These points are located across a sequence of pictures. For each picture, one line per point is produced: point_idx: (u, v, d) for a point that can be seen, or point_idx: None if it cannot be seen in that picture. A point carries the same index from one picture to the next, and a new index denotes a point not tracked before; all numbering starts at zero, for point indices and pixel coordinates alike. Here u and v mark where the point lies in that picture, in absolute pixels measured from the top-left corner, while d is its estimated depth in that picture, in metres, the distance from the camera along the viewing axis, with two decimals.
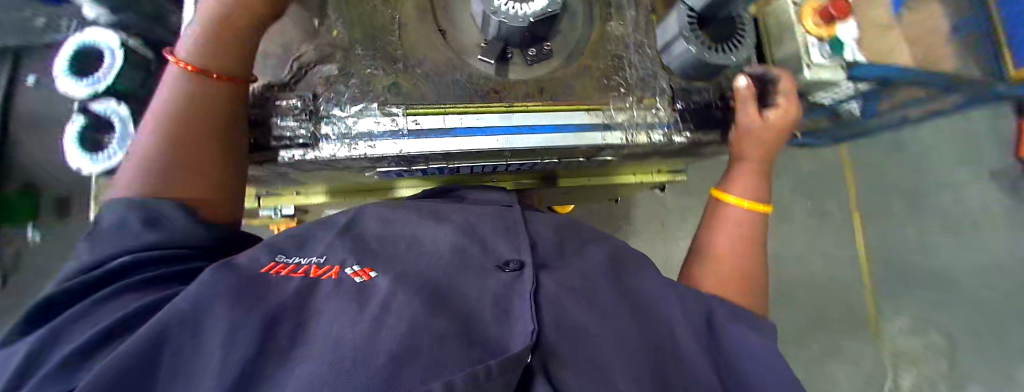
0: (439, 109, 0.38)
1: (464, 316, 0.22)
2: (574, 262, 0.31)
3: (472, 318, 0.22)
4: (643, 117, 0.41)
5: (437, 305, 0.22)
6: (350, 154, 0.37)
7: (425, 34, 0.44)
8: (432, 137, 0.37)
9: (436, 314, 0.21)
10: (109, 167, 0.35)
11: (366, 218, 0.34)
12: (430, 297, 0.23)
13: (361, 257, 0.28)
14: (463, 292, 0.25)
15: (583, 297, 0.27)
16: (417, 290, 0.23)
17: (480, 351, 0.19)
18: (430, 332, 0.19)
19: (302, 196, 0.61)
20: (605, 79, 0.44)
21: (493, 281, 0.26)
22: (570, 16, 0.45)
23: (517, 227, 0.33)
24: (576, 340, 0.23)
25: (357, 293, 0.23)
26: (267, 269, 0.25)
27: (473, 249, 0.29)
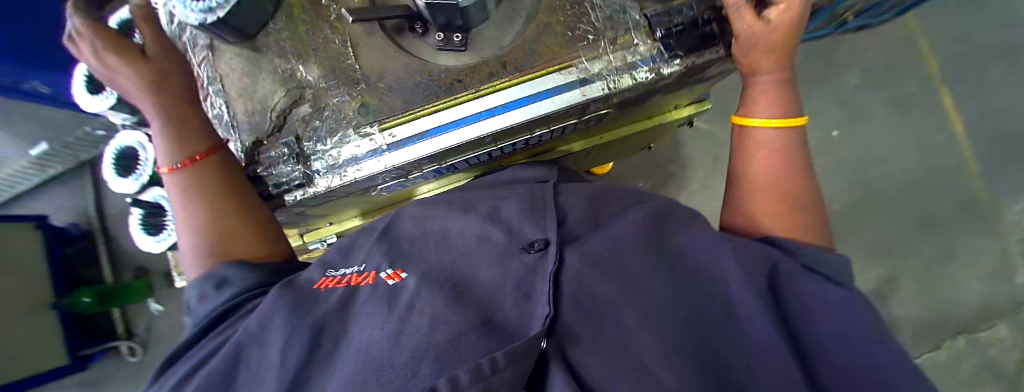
0: (410, 115, 0.40)
1: (485, 304, 0.23)
2: (607, 231, 0.30)
3: (492, 305, 0.23)
4: (620, 59, 0.39)
5: (459, 298, 0.23)
6: (342, 181, 0.42)
7: (378, 43, 0.42)
8: (411, 144, 0.40)
9: (457, 308, 0.22)
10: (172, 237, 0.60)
11: (400, 221, 0.36)
12: (453, 291, 0.24)
13: (394, 260, 0.29)
14: (483, 279, 0.25)
15: (614, 268, 0.26)
16: (440, 285, 0.24)
17: (498, 335, 0.20)
18: (449, 325, 0.20)
19: (337, 223, 0.66)
20: (569, 30, 0.40)
21: (519, 262, 0.26)
22: None
23: (544, 202, 0.33)
24: (596, 313, 0.23)
25: (390, 296, 0.24)
26: (319, 284, 0.28)
27: (499, 235, 0.29)
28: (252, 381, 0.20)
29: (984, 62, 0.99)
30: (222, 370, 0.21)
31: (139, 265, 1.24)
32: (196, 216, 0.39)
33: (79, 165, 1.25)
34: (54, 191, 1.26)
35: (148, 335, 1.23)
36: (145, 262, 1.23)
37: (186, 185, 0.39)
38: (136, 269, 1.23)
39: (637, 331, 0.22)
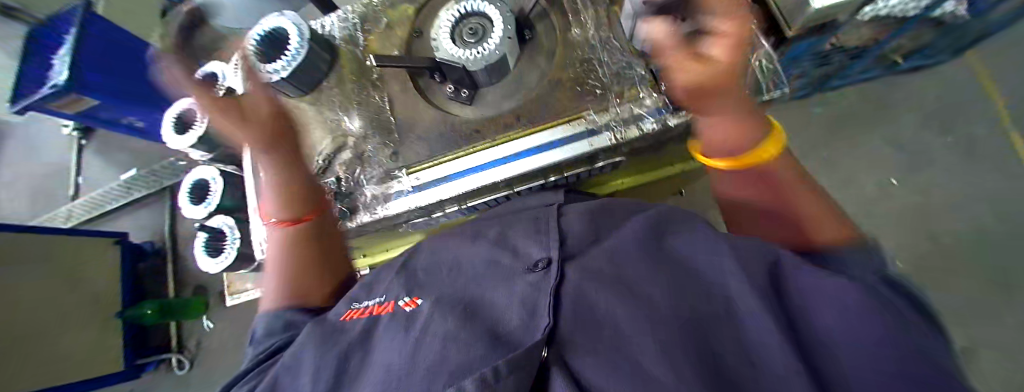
0: (434, 162, 0.49)
1: (491, 323, 0.23)
2: (609, 243, 0.29)
3: (499, 325, 0.23)
4: (627, 112, 0.44)
5: (469, 316, 0.24)
6: (373, 216, 0.52)
7: (416, 102, 0.52)
8: (435, 185, 0.49)
9: (465, 326, 0.23)
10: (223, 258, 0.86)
11: (419, 253, 0.38)
12: (463, 311, 0.25)
13: (411, 289, 0.31)
14: (492, 300, 0.26)
15: (612, 278, 0.25)
16: (451, 308, 0.25)
17: (503, 348, 0.21)
18: (460, 342, 0.21)
19: (368, 256, 0.70)
20: (578, 84, 0.47)
21: (523, 282, 0.27)
22: (530, 46, 0.50)
23: (547, 224, 0.34)
24: (593, 324, 0.22)
25: (406, 320, 0.26)
26: (345, 317, 0.31)
27: (505, 258, 0.30)
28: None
29: None
30: None
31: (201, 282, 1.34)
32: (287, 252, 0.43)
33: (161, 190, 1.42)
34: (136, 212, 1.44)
35: (196, 351, 1.30)
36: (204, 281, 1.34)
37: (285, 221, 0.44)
38: (196, 287, 1.35)
39: (636, 334, 0.20)
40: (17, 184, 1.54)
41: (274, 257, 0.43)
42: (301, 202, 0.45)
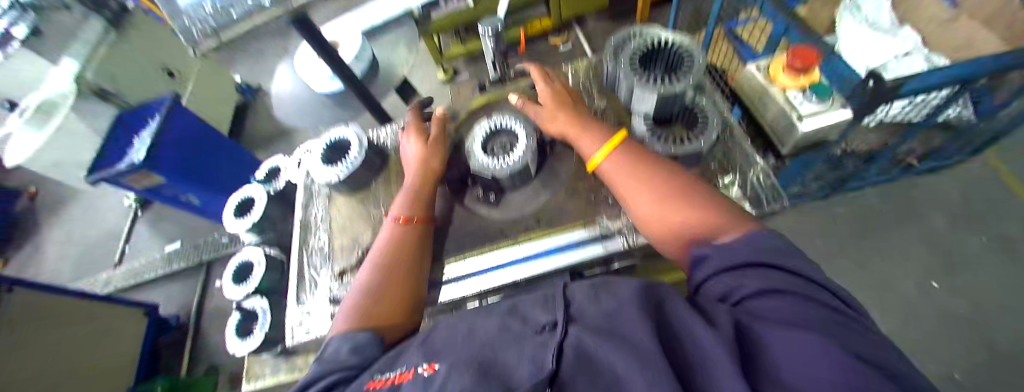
0: (467, 257, 0.59)
1: (503, 377, 0.27)
2: (606, 300, 0.33)
3: (511, 380, 0.26)
4: (630, 222, 0.56)
5: (485, 373, 0.27)
6: None
7: (451, 206, 0.65)
8: (469, 275, 0.58)
9: (481, 380, 0.26)
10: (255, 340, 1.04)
11: (439, 324, 0.40)
12: (478, 369, 0.28)
13: (430, 356, 0.33)
14: (505, 359, 0.29)
15: (608, 333, 0.28)
16: (467, 366, 0.28)
17: None
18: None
19: None
20: (592, 193, 0.60)
21: (532, 344, 0.30)
22: (552, 167, 0.64)
23: (554, 295, 0.38)
24: (593, 374, 0.26)
25: (425, 381, 0.29)
26: (370, 385, 0.31)
27: (516, 324, 0.34)
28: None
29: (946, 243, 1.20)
30: None
31: None
32: (387, 257, 0.51)
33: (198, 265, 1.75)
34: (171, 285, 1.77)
35: None
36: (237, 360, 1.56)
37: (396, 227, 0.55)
38: None
39: (628, 375, 0.24)
40: (109, 257, 1.92)
41: (377, 250, 0.53)
42: (418, 209, 0.57)
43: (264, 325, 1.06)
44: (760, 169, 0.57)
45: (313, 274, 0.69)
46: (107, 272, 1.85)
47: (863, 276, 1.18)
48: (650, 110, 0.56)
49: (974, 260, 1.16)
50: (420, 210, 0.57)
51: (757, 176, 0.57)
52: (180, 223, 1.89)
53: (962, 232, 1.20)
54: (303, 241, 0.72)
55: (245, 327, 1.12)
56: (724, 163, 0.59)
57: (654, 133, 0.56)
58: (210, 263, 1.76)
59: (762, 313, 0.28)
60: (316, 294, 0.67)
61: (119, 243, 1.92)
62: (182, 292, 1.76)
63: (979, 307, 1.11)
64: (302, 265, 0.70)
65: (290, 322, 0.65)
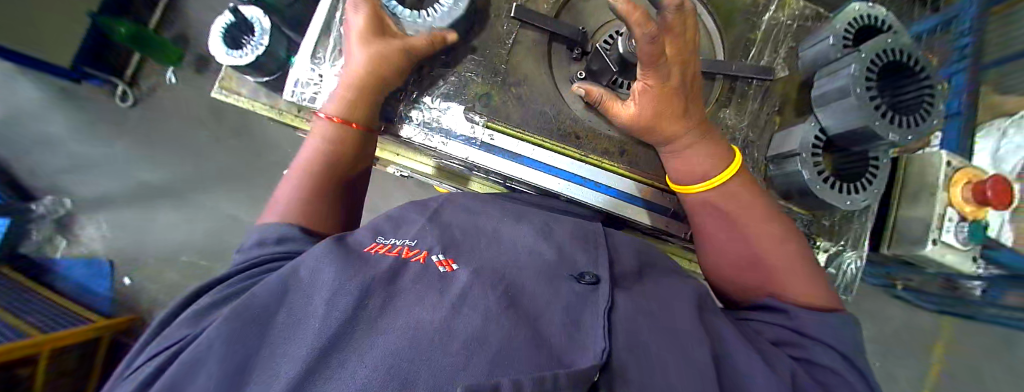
0: (517, 134, 0.47)
1: (534, 317, 0.22)
2: (656, 291, 0.29)
3: (540, 320, 0.21)
4: None
5: (512, 301, 0.22)
6: (426, 141, 0.47)
7: (540, 67, 0.49)
8: (501, 155, 0.46)
9: (510, 311, 0.21)
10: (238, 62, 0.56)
11: (453, 210, 0.34)
12: (506, 293, 0.22)
13: (448, 247, 0.27)
14: (533, 290, 0.24)
15: (660, 326, 0.25)
16: (493, 285, 0.23)
17: (548, 356, 0.19)
18: (503, 326, 0.19)
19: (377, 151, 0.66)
20: None
21: (568, 288, 0.25)
22: None
23: (597, 240, 0.33)
24: (643, 358, 0.22)
25: (439, 281, 0.23)
26: (370, 248, 0.26)
27: (550, 254, 0.28)
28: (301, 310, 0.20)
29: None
30: None
31: (184, 33, 1.21)
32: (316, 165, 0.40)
33: None
34: None
35: (149, 95, 1.22)
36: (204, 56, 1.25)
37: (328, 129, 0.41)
38: (179, 36, 1.21)
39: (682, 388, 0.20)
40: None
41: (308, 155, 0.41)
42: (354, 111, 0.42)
43: (260, 47, 0.57)
44: (856, 258, 0.50)
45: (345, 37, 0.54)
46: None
47: None
48: (832, 129, 0.43)
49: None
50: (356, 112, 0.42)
51: (848, 262, 0.50)
52: None
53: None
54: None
55: (233, 38, 0.61)
56: (836, 226, 0.51)
57: (817, 159, 0.43)
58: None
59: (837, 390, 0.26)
60: (333, 68, 0.54)
61: None
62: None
63: None
64: (332, 16, 0.55)
65: (297, 73, 0.53)
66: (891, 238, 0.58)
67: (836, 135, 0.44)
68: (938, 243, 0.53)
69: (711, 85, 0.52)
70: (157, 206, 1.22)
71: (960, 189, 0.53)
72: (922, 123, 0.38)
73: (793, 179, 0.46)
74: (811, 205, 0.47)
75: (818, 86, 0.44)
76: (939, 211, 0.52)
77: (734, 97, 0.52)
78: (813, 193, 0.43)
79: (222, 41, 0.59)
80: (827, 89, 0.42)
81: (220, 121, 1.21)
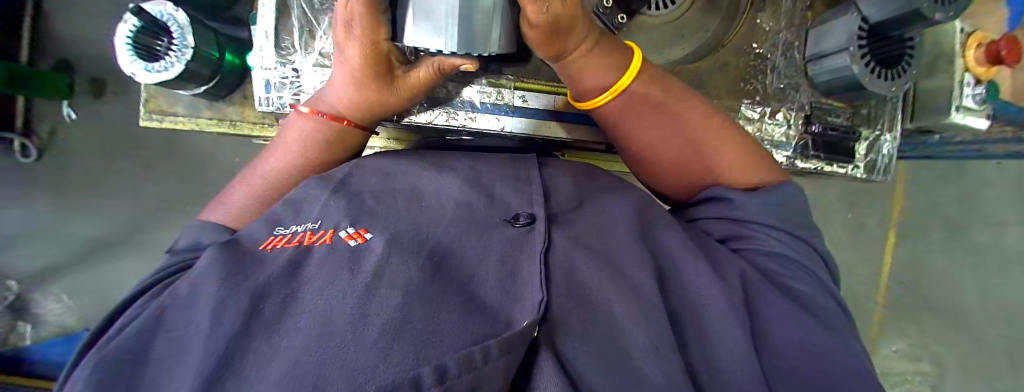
0: (546, 88, 0.48)
1: (464, 281, 0.20)
2: (595, 215, 0.28)
3: (472, 282, 0.20)
4: (766, 131, 0.53)
5: (438, 270, 0.20)
6: (450, 120, 0.47)
7: None
8: (536, 113, 0.48)
9: (435, 280, 0.19)
10: (170, 76, 0.52)
11: (362, 174, 0.30)
12: (431, 262, 0.21)
13: (359, 216, 0.24)
14: (462, 249, 0.23)
15: (600, 254, 0.24)
16: (414, 254, 0.21)
17: (482, 319, 0.18)
18: (428, 300, 0.18)
19: None
20: (741, 82, 0.54)
21: (500, 235, 0.24)
22: (704, 31, 0.54)
23: (527, 176, 0.31)
24: (584, 298, 0.21)
25: (350, 259, 0.20)
26: (266, 244, 0.22)
27: (480, 203, 0.27)
28: (177, 344, 0.17)
29: (946, 229, 1.09)
30: (134, 344, 0.18)
31: (61, 56, 1.04)
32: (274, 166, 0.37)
33: None
34: None
35: (48, 141, 1.08)
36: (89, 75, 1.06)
37: (302, 128, 0.37)
38: (58, 60, 1.04)
39: (629, 323, 0.20)
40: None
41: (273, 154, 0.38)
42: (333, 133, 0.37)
43: (187, 50, 0.52)
44: (890, 140, 0.56)
45: (313, 14, 0.47)
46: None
47: (841, 246, 1.12)
48: (873, 17, 0.44)
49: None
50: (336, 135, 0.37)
51: (883, 146, 0.56)
52: None
53: (950, 227, 1.09)
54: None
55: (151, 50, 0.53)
56: (873, 114, 0.56)
57: (864, 52, 0.46)
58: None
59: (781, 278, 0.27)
60: (309, 57, 0.47)
61: None
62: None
63: (908, 296, 1.14)
64: None
65: (265, 74, 0.47)
66: (915, 111, 0.66)
67: (880, 23, 0.44)
68: (961, 109, 0.59)
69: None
70: (101, 259, 1.12)
71: (974, 52, 0.58)
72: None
73: (841, 76, 0.48)
74: (855, 96, 0.51)
75: None
76: (958, 79, 0.59)
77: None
78: (863, 86, 0.47)
79: (134, 54, 0.52)
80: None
81: (145, 151, 1.09)
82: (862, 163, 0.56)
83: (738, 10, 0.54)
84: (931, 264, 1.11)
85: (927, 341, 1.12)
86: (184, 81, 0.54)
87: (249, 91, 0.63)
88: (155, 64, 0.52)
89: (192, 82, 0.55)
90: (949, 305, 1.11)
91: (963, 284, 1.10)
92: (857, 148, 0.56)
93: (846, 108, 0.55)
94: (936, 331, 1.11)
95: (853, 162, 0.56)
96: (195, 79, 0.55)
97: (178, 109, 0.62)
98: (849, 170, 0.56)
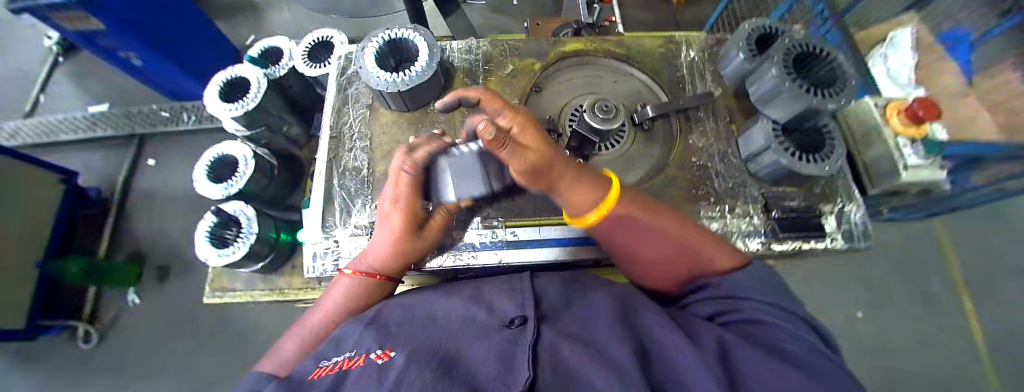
0: (533, 221, 0.57)
1: (468, 376, 0.25)
2: (580, 310, 0.34)
3: (476, 376, 0.25)
4: (731, 224, 0.62)
5: (448, 369, 0.25)
6: (455, 261, 0.56)
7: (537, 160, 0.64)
8: (528, 243, 0.57)
9: (445, 377, 0.24)
10: (234, 258, 0.66)
11: (388, 309, 0.37)
12: (441, 364, 0.26)
13: (385, 341, 0.30)
14: (467, 352, 0.28)
15: (583, 340, 0.29)
16: (429, 361, 0.26)
17: None
18: (439, 390, 0.22)
19: None
20: (694, 189, 0.64)
21: (499, 337, 0.29)
22: (650, 153, 0.68)
23: (521, 288, 0.38)
24: (571, 377, 0.25)
25: (379, 372, 0.26)
26: (312, 373, 0.28)
27: (483, 316, 0.33)
28: None
29: None
30: None
31: (149, 249, 1.27)
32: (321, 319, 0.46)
33: (128, 138, 1.39)
34: (85, 160, 1.40)
35: (111, 326, 1.20)
36: (165, 262, 1.26)
37: (347, 286, 0.47)
38: (142, 254, 1.27)
39: None
40: (20, 104, 1.48)
41: (322, 309, 0.47)
42: (372, 290, 0.47)
43: (251, 236, 0.67)
44: (855, 209, 0.62)
45: (349, 197, 0.62)
46: (14, 122, 1.44)
47: None
48: (783, 118, 0.58)
49: (948, 323, 1.11)
50: (374, 291, 0.47)
51: (852, 214, 0.62)
52: (114, 86, 1.48)
53: None
54: (335, 154, 0.66)
55: (222, 238, 0.70)
56: (827, 192, 0.63)
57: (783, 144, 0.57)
58: (144, 138, 1.40)
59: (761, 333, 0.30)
60: (345, 229, 0.61)
61: (37, 90, 1.49)
62: (108, 165, 1.39)
63: None
64: (333, 182, 0.64)
65: (314, 248, 0.61)
66: (872, 179, 0.74)
67: (787, 120, 0.57)
68: (908, 167, 0.67)
69: (660, 127, 0.69)
70: None
71: (897, 119, 0.70)
72: (845, 90, 0.51)
73: (777, 166, 0.58)
74: (798, 179, 0.61)
75: (755, 92, 0.60)
76: (892, 140, 0.69)
77: (691, 123, 0.68)
78: (801, 170, 0.56)
79: (210, 244, 0.68)
80: (764, 91, 0.57)
81: (192, 323, 1.19)
82: (837, 235, 0.62)
83: (672, 135, 0.69)
84: None
85: None
86: (247, 260, 0.68)
87: (297, 258, 0.77)
88: (224, 250, 0.67)
89: (252, 261, 0.69)
90: None
91: None
92: (825, 222, 0.62)
93: (799, 191, 0.63)
94: None
95: (827, 235, 0.62)
96: (256, 256, 0.69)
97: (236, 285, 0.75)
98: (829, 242, 0.62)
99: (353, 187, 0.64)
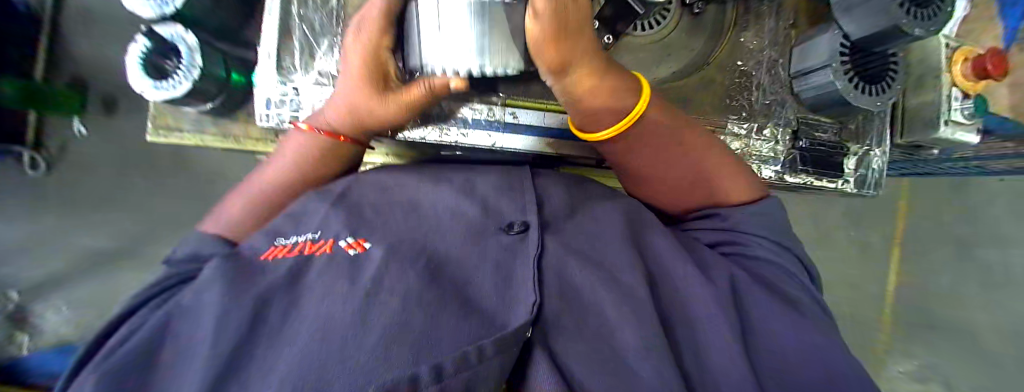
0: (538, 105, 0.49)
1: (459, 286, 0.21)
2: (586, 222, 0.29)
3: (468, 286, 0.22)
4: (751, 148, 0.55)
5: (435, 275, 0.21)
6: (441, 136, 0.49)
7: None
8: (527, 129, 0.50)
9: (433, 285, 0.20)
10: (176, 95, 0.55)
11: (361, 187, 0.32)
12: (428, 268, 0.22)
13: (358, 226, 0.25)
14: (456, 256, 0.24)
15: (589, 260, 0.26)
16: (412, 261, 0.22)
17: (475, 321, 0.19)
18: (426, 304, 0.19)
19: None
20: (730, 98, 0.56)
21: (496, 243, 0.25)
22: (689, 50, 0.56)
23: (521, 186, 0.32)
24: (575, 300, 0.23)
25: (350, 268, 0.21)
26: (267, 254, 0.23)
27: (476, 212, 0.28)
28: (186, 351, 0.18)
29: (948, 244, 1.09)
30: (143, 349, 0.19)
31: (80, 75, 1.08)
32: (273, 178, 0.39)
33: None
34: None
35: (60, 154, 1.11)
36: (104, 93, 1.09)
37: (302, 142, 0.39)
38: (73, 78, 1.08)
39: (619, 324, 0.22)
40: None
41: (274, 168, 0.39)
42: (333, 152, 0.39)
43: (194, 71, 0.55)
44: (880, 155, 0.58)
45: (314, 37, 0.50)
46: None
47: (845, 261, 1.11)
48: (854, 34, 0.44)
49: None
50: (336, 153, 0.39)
51: (873, 160, 0.58)
52: None
53: (951, 243, 1.10)
54: None
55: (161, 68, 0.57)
56: (859, 130, 0.58)
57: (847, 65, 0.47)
58: None
59: (772, 278, 0.28)
60: (309, 76, 0.49)
61: None
62: None
63: (918, 313, 1.12)
64: (291, 13, 0.49)
65: (268, 93, 0.49)
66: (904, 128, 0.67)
67: (855, 38, 0.44)
68: (949, 123, 0.60)
69: (711, 18, 0.57)
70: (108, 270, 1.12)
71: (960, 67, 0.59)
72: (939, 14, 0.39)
73: (825, 90, 0.50)
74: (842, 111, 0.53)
75: None
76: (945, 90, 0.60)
77: (748, 17, 0.57)
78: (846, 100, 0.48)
79: (143, 70, 0.55)
80: None
81: (155, 165, 1.12)
82: (852, 177, 0.58)
83: (721, 29, 0.58)
84: (935, 279, 1.10)
85: (936, 360, 1.10)
86: (191, 99, 0.57)
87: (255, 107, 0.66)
88: (162, 82, 0.55)
89: (197, 101, 0.58)
90: (958, 322, 1.09)
91: (970, 301, 1.08)
92: (846, 163, 0.57)
93: (832, 124, 0.57)
94: (942, 348, 1.10)
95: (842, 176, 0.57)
96: (203, 96, 0.58)
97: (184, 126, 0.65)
98: (839, 185, 0.58)
99: (318, 27, 0.50)
